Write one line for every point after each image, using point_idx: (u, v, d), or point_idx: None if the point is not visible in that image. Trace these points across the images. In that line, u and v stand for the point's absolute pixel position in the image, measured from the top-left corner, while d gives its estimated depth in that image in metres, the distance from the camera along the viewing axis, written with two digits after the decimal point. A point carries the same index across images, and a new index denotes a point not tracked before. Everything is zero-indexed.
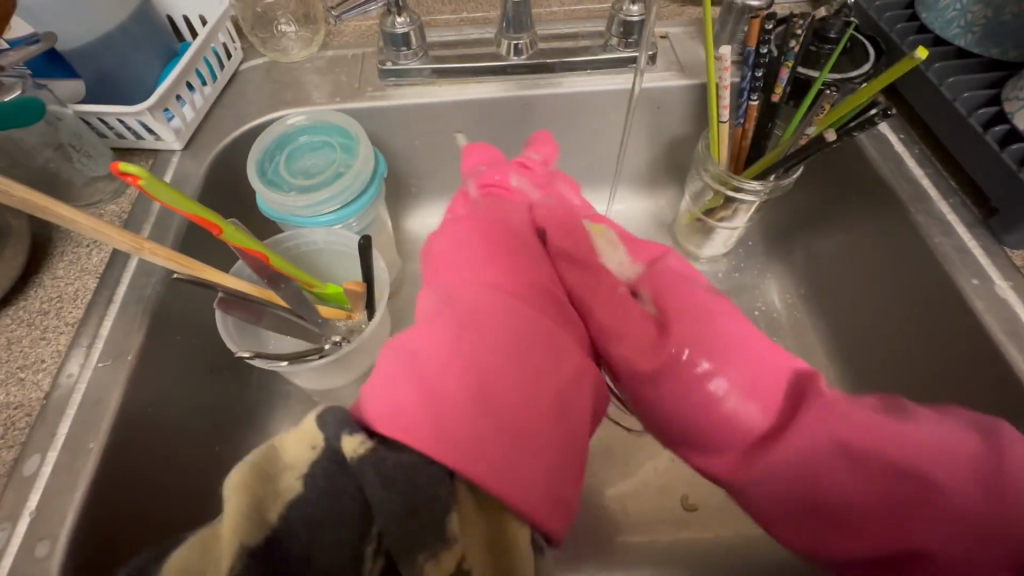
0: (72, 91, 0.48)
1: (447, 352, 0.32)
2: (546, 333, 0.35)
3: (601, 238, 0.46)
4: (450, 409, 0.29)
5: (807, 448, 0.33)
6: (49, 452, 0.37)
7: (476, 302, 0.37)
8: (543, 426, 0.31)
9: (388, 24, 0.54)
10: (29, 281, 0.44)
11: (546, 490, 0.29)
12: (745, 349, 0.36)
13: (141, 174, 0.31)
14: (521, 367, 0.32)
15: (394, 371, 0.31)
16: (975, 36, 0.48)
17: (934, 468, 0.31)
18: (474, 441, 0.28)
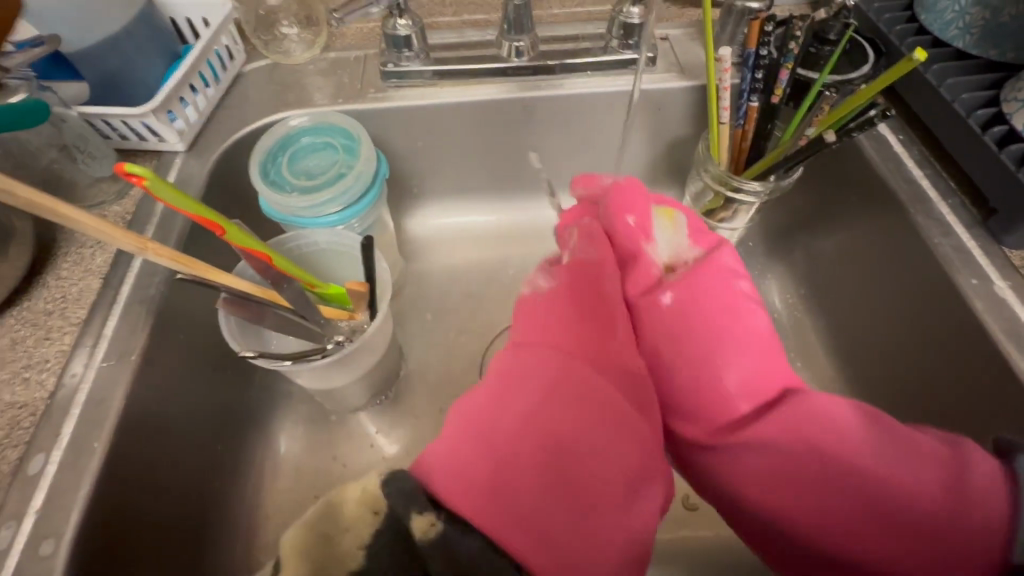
0: (77, 93, 0.48)
1: (518, 428, 0.32)
2: (604, 430, 0.32)
3: (665, 229, 0.44)
4: (512, 480, 0.30)
5: (780, 438, 0.35)
6: (54, 451, 0.37)
7: (541, 378, 0.34)
8: (591, 525, 0.30)
9: (389, 26, 0.54)
10: (34, 281, 0.44)
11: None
12: (764, 353, 0.38)
13: (145, 175, 0.32)
14: (585, 454, 0.31)
15: (464, 445, 0.31)
16: (974, 37, 0.48)
17: (898, 472, 0.33)
18: (538, 528, 0.29)
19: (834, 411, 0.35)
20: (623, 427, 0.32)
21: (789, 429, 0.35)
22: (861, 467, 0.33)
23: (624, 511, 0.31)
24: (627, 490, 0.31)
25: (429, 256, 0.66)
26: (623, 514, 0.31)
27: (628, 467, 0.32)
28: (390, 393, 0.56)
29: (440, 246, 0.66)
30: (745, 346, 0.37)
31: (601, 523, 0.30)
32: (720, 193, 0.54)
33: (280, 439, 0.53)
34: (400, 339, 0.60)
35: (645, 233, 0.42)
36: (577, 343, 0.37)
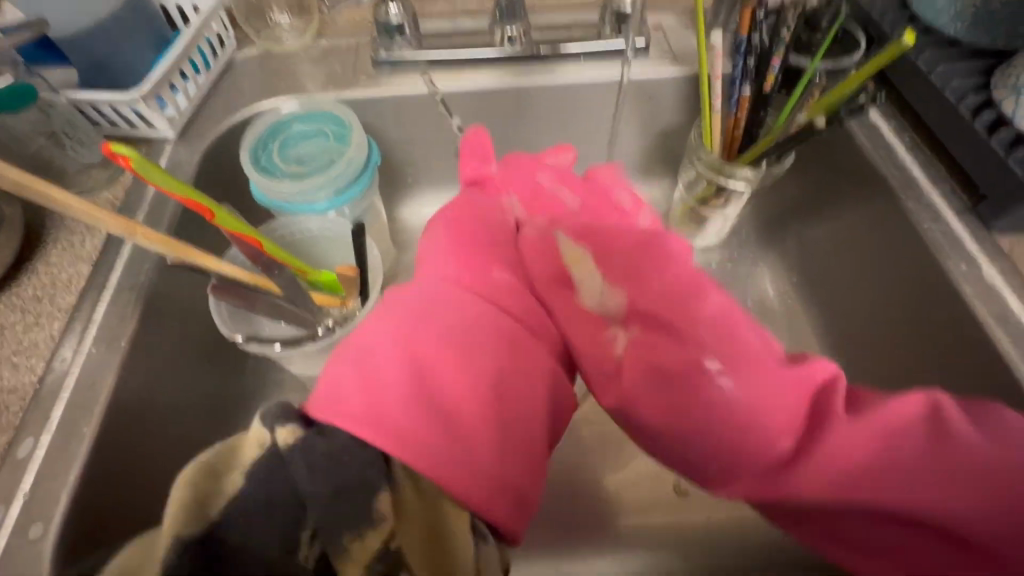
0: (64, 78, 0.49)
1: (397, 348, 0.31)
2: (495, 341, 0.33)
3: (570, 256, 0.38)
4: (390, 391, 0.30)
5: (835, 486, 0.30)
6: (43, 435, 0.37)
7: (424, 297, 0.35)
8: (484, 424, 0.30)
9: (381, 13, 0.54)
10: (23, 267, 0.44)
11: (500, 485, 0.30)
12: (755, 361, 0.32)
13: (131, 156, 0.32)
14: (470, 361, 0.32)
15: (344, 363, 0.31)
16: (964, 24, 0.47)
17: (975, 498, 0.28)
18: (425, 440, 0.28)
19: (895, 420, 0.30)
20: (528, 369, 0.34)
21: (856, 441, 0.30)
22: (928, 508, 0.28)
23: (522, 401, 0.32)
24: (514, 385, 0.32)
25: None
26: (522, 407, 0.32)
27: (525, 365, 0.33)
28: None
29: None
30: (731, 354, 0.33)
31: (506, 448, 0.31)
32: (712, 180, 0.54)
33: None
34: None
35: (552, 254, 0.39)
36: (481, 271, 0.37)
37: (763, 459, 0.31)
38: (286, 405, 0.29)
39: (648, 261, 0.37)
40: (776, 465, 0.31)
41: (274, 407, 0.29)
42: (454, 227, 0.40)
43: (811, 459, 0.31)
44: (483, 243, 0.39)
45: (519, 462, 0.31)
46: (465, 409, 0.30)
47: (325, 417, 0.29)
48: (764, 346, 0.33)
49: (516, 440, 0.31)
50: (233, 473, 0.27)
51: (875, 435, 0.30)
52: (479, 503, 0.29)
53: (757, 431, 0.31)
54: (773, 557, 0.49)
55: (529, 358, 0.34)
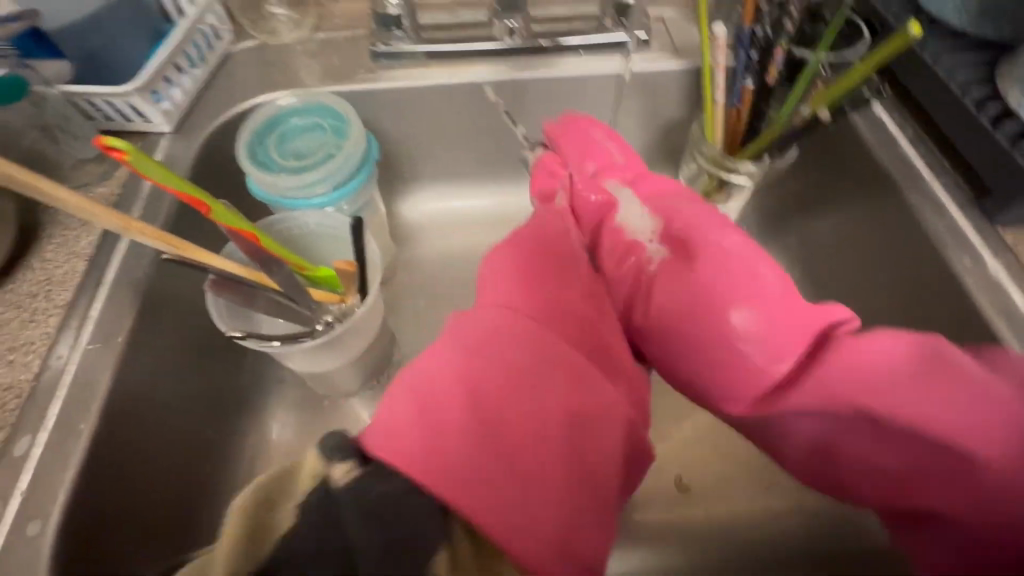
0: (57, 72, 0.47)
1: (458, 380, 0.30)
2: (560, 376, 0.31)
3: (625, 209, 0.44)
4: (453, 432, 0.28)
5: (820, 404, 0.35)
6: (40, 432, 0.37)
7: (482, 325, 0.33)
8: (556, 475, 0.29)
9: (379, 4, 0.53)
10: (18, 263, 0.43)
11: (563, 545, 0.28)
12: (772, 302, 0.36)
13: (127, 149, 0.32)
14: (538, 397, 0.30)
15: (401, 393, 0.30)
16: (970, 16, 0.46)
17: (949, 420, 0.32)
18: (494, 492, 0.27)
19: (887, 354, 0.34)
20: (590, 400, 0.32)
21: (855, 374, 0.34)
22: (908, 424, 0.33)
23: (591, 449, 0.31)
24: (586, 431, 0.31)
25: (422, 241, 0.65)
26: (592, 452, 0.31)
27: (593, 408, 0.32)
28: (383, 378, 0.56)
29: (434, 231, 0.66)
30: (749, 296, 0.37)
31: (568, 489, 0.29)
32: (714, 175, 0.53)
33: (271, 424, 0.53)
34: (393, 325, 0.60)
35: (612, 214, 0.45)
36: (537, 298, 0.36)
37: (764, 385, 0.35)
38: (343, 438, 0.27)
39: (703, 242, 0.40)
40: (780, 388, 0.35)
41: (332, 439, 0.27)
42: (513, 257, 0.39)
43: (808, 384, 0.35)
44: (540, 272, 0.38)
45: (582, 521, 0.29)
46: (523, 447, 0.29)
47: (387, 457, 0.26)
48: (782, 287, 0.37)
49: (585, 486, 0.30)
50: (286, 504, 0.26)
51: (868, 370, 0.34)
52: (540, 566, 0.27)
53: (764, 361, 0.35)
54: (774, 553, 0.49)
55: (600, 398, 0.32)
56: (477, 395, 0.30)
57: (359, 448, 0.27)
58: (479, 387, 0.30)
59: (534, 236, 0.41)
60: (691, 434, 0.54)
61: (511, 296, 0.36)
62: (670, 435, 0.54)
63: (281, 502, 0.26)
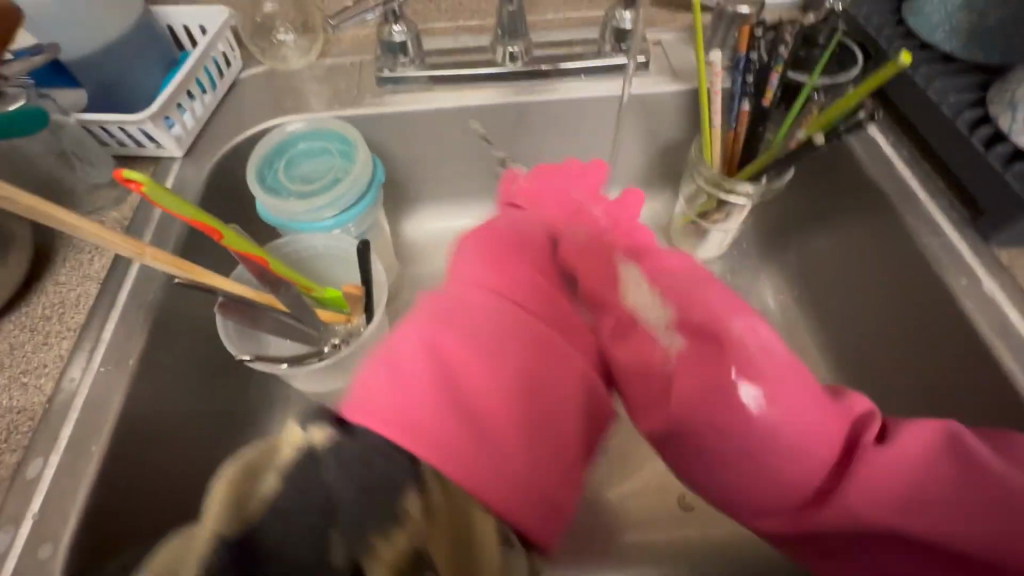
0: (75, 100, 0.49)
1: (425, 351, 0.32)
2: (522, 348, 0.33)
3: (633, 293, 0.40)
4: (419, 394, 0.30)
5: (853, 512, 0.31)
6: (52, 455, 0.37)
7: (451, 301, 0.36)
8: (518, 438, 0.30)
9: (385, 33, 0.55)
10: (33, 286, 0.44)
11: (524, 490, 0.29)
12: (784, 381, 0.33)
13: (143, 181, 0.33)
14: (499, 360, 0.32)
15: (376, 366, 0.31)
16: (961, 40, 0.48)
17: (976, 534, 0.29)
18: (454, 445, 0.28)
19: (909, 451, 0.31)
20: (562, 371, 0.34)
21: (884, 489, 0.31)
22: (925, 529, 0.30)
23: (551, 406, 0.32)
24: (541, 390, 0.32)
25: (426, 259, 0.66)
26: (551, 410, 0.32)
27: (552, 376, 0.33)
28: None
29: (437, 249, 0.67)
30: (769, 384, 0.32)
31: (532, 456, 0.30)
32: (712, 195, 0.54)
33: None
34: None
35: (615, 284, 0.41)
36: (512, 279, 0.38)
37: (781, 497, 0.32)
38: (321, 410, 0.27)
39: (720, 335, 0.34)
40: (808, 494, 0.32)
41: (307, 411, 0.26)
42: (480, 243, 0.42)
43: (834, 492, 0.31)
44: (512, 259, 0.41)
45: (546, 470, 0.31)
46: (486, 413, 0.30)
47: (359, 418, 0.28)
48: (796, 370, 0.34)
49: (542, 445, 0.31)
50: (270, 476, 0.23)
51: (894, 475, 0.31)
52: (511, 515, 0.29)
53: (779, 444, 0.31)
54: (780, 570, 0.49)
55: (558, 360, 0.34)
56: (442, 368, 0.31)
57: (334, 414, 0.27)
58: (444, 359, 0.32)
59: (505, 232, 0.44)
60: None
61: (483, 275, 0.39)
62: None
63: (263, 473, 0.23)
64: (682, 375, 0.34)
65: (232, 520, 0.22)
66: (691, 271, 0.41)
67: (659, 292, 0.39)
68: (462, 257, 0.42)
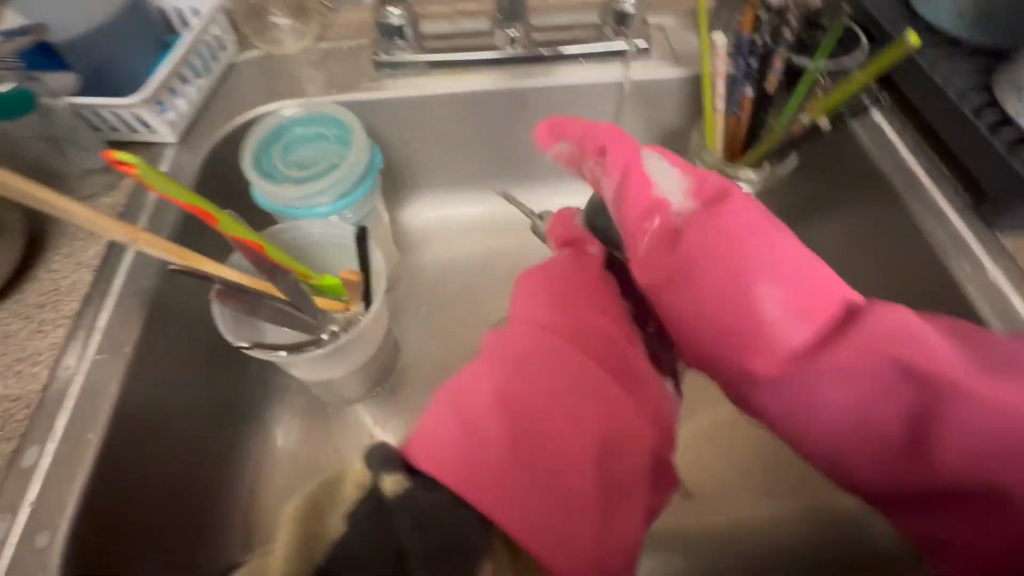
0: (65, 83, 0.47)
1: (495, 403, 0.30)
2: (598, 405, 0.31)
3: (658, 175, 0.37)
4: (494, 457, 0.28)
5: (836, 378, 0.32)
6: (48, 443, 0.37)
7: (523, 351, 0.32)
8: (590, 499, 0.29)
9: (382, 15, 0.54)
10: (26, 274, 0.44)
11: (597, 565, 0.29)
12: (796, 270, 0.32)
13: (135, 164, 0.32)
14: (575, 425, 0.30)
15: (440, 413, 0.30)
16: (967, 24, 0.47)
17: (943, 402, 0.30)
18: (530, 503, 0.28)
19: (897, 334, 0.31)
20: (636, 424, 0.32)
21: (864, 360, 0.31)
22: (878, 402, 0.32)
23: (621, 474, 0.31)
24: (616, 455, 0.31)
25: (425, 247, 0.66)
26: (623, 474, 0.31)
27: (624, 431, 0.32)
28: (386, 385, 0.56)
29: (436, 237, 0.66)
30: (797, 289, 0.32)
31: (603, 519, 0.29)
32: None
33: (275, 432, 0.53)
34: (397, 331, 0.60)
35: (634, 178, 0.37)
36: (578, 324, 0.35)
37: (766, 361, 0.33)
38: (387, 452, 0.29)
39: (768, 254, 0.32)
40: (785, 360, 0.32)
41: (374, 453, 0.29)
42: (541, 268, 0.39)
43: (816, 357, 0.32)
44: (580, 299, 0.37)
45: (614, 544, 0.30)
46: (561, 474, 0.29)
47: (433, 471, 0.28)
48: (807, 262, 0.32)
49: (613, 502, 0.30)
50: (336, 512, 0.30)
51: (876, 347, 0.31)
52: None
53: (783, 328, 0.32)
54: (780, 557, 0.49)
55: (635, 425, 0.32)
56: (512, 422, 0.29)
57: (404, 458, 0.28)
58: (514, 410, 0.30)
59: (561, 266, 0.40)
60: (694, 441, 0.54)
61: (546, 312, 0.35)
62: None
63: (327, 512, 0.30)
64: (695, 233, 0.34)
65: (312, 546, 0.28)
66: (767, 233, 0.33)
67: (682, 172, 0.38)
68: (526, 291, 0.38)
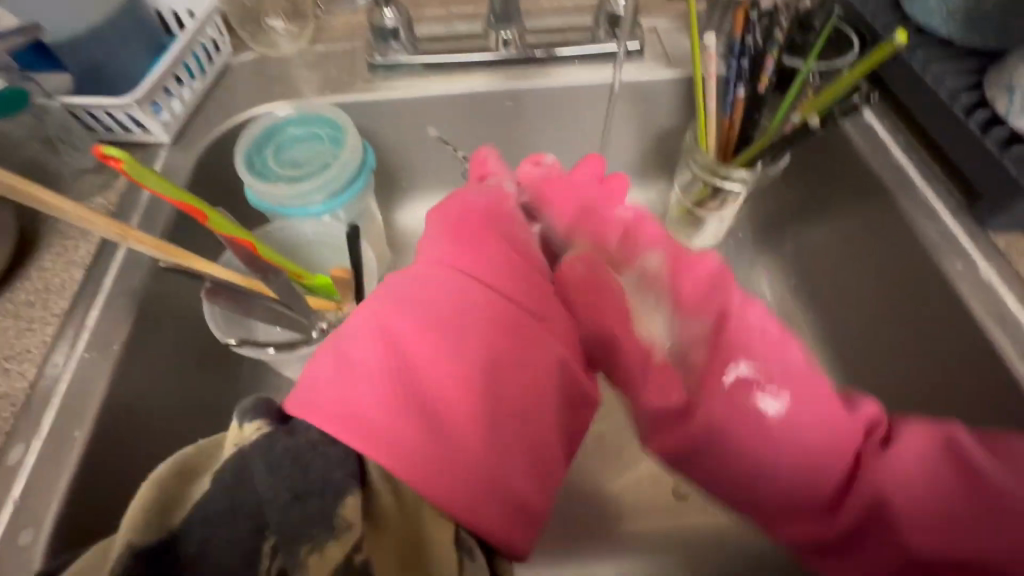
0: (60, 84, 0.48)
1: (380, 338, 0.33)
2: (481, 339, 0.34)
3: (635, 297, 0.42)
4: (366, 382, 0.32)
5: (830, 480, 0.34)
6: (34, 441, 0.37)
7: (412, 289, 0.36)
8: (468, 425, 0.31)
9: (377, 17, 0.54)
10: (16, 271, 0.44)
11: (483, 484, 0.30)
12: (799, 383, 0.36)
13: (124, 158, 0.32)
14: (451, 353, 0.33)
15: (324, 353, 0.33)
16: (956, 24, 0.47)
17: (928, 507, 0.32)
18: (409, 442, 0.30)
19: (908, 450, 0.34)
20: (524, 359, 0.34)
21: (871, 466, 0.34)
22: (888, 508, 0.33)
23: (511, 397, 0.33)
24: (500, 382, 0.33)
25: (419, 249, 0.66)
26: (512, 393, 0.33)
27: (512, 361, 0.34)
28: None
29: None
30: (776, 370, 0.36)
31: (488, 450, 0.31)
32: (708, 183, 0.54)
33: None
34: None
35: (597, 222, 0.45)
36: (482, 264, 0.38)
37: (788, 461, 0.35)
38: (259, 402, 0.32)
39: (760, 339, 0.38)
40: (802, 461, 0.34)
41: (247, 407, 0.32)
42: (444, 223, 0.41)
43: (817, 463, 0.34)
44: (484, 243, 0.40)
45: (506, 459, 0.31)
46: (434, 404, 0.31)
47: (298, 412, 0.31)
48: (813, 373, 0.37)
49: (501, 429, 0.32)
50: (205, 476, 0.29)
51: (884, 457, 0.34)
52: (464, 515, 0.29)
53: (791, 427, 0.35)
54: (775, 559, 0.49)
55: (520, 346, 0.35)
56: (392, 360, 0.32)
57: (279, 410, 0.32)
58: (400, 347, 0.33)
59: (486, 216, 0.41)
60: None
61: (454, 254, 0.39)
62: None
63: (197, 477, 0.30)
64: (690, 316, 0.40)
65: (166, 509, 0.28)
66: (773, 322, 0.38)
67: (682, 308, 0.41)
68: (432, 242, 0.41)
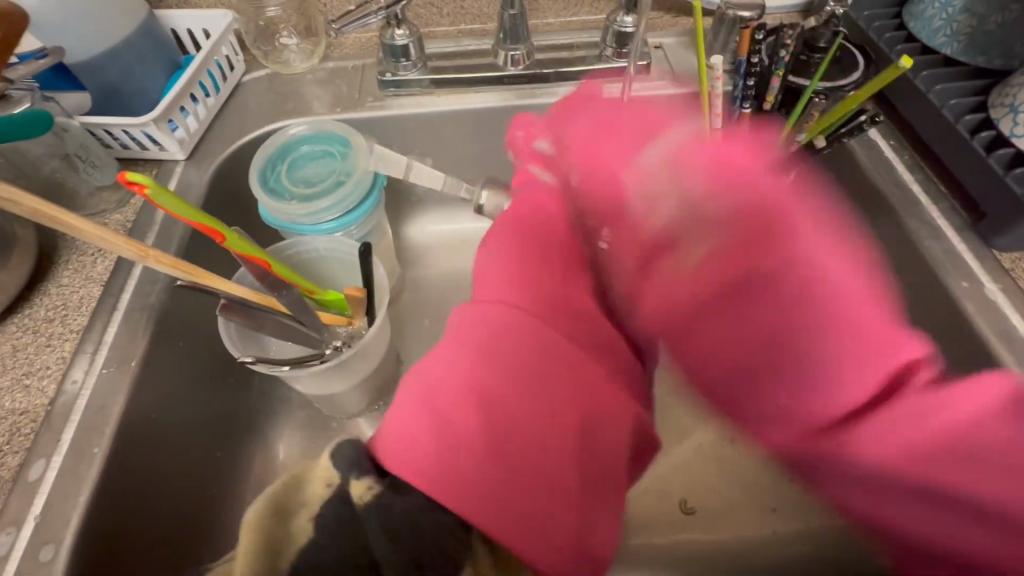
0: (77, 103, 0.50)
1: (461, 381, 0.30)
2: (565, 378, 0.32)
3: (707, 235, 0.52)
4: (459, 440, 0.28)
5: (866, 462, 0.27)
6: (54, 457, 0.37)
7: (490, 326, 0.33)
8: (567, 473, 0.30)
9: (387, 36, 0.55)
10: (36, 288, 0.45)
11: (567, 540, 0.29)
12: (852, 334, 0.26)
13: (147, 184, 0.33)
14: (542, 402, 0.31)
15: (408, 400, 0.30)
16: (961, 45, 0.48)
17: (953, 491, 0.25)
18: (505, 496, 0.28)
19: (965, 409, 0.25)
20: (608, 397, 0.34)
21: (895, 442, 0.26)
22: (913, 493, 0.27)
23: (596, 438, 0.32)
24: (591, 424, 0.32)
25: (427, 261, 0.66)
26: (596, 453, 0.32)
27: (596, 401, 0.33)
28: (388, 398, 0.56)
29: (440, 251, 0.67)
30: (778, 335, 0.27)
31: (576, 497, 0.30)
32: None
33: (277, 445, 0.53)
34: (400, 344, 0.61)
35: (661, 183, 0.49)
36: (540, 296, 0.35)
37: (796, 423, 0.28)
38: (355, 450, 0.28)
39: (797, 221, 0.29)
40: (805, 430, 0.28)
41: (345, 448, 0.28)
42: (508, 247, 0.38)
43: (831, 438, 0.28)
44: (545, 276, 0.37)
45: (584, 513, 0.31)
46: (529, 451, 0.29)
47: (397, 467, 0.27)
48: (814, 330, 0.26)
49: (585, 477, 0.31)
50: (303, 512, 0.28)
51: (914, 430, 0.26)
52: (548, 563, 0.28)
53: (803, 396, 0.27)
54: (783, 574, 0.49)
55: (600, 390, 0.33)
56: (482, 409, 0.29)
57: (373, 458, 0.28)
58: (495, 389, 0.30)
59: (539, 242, 0.39)
60: (694, 454, 0.54)
61: (518, 286, 0.36)
62: (675, 456, 0.54)
63: (296, 510, 0.28)
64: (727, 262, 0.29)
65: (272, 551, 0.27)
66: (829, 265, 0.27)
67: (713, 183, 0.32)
68: (489, 268, 0.38)
